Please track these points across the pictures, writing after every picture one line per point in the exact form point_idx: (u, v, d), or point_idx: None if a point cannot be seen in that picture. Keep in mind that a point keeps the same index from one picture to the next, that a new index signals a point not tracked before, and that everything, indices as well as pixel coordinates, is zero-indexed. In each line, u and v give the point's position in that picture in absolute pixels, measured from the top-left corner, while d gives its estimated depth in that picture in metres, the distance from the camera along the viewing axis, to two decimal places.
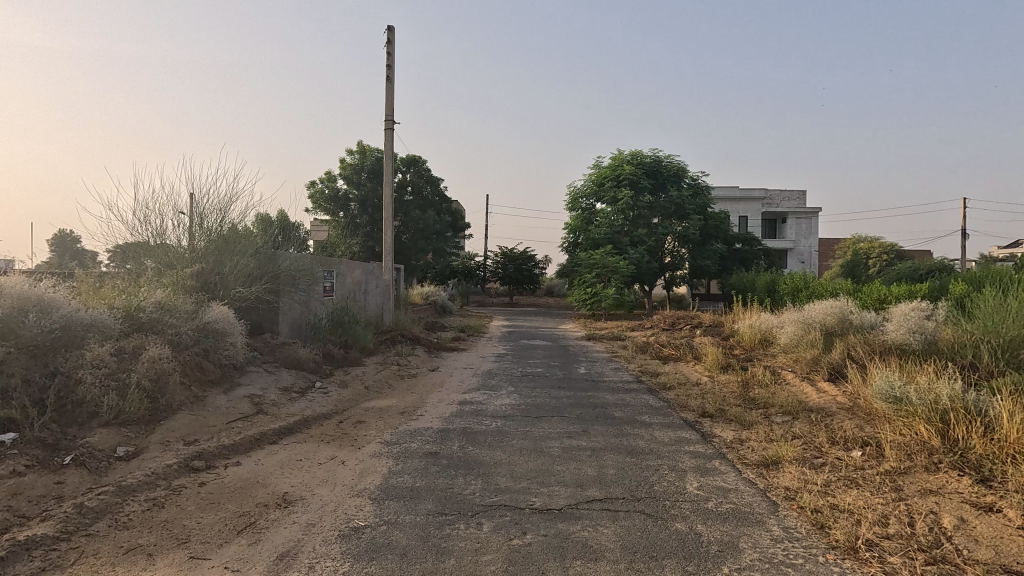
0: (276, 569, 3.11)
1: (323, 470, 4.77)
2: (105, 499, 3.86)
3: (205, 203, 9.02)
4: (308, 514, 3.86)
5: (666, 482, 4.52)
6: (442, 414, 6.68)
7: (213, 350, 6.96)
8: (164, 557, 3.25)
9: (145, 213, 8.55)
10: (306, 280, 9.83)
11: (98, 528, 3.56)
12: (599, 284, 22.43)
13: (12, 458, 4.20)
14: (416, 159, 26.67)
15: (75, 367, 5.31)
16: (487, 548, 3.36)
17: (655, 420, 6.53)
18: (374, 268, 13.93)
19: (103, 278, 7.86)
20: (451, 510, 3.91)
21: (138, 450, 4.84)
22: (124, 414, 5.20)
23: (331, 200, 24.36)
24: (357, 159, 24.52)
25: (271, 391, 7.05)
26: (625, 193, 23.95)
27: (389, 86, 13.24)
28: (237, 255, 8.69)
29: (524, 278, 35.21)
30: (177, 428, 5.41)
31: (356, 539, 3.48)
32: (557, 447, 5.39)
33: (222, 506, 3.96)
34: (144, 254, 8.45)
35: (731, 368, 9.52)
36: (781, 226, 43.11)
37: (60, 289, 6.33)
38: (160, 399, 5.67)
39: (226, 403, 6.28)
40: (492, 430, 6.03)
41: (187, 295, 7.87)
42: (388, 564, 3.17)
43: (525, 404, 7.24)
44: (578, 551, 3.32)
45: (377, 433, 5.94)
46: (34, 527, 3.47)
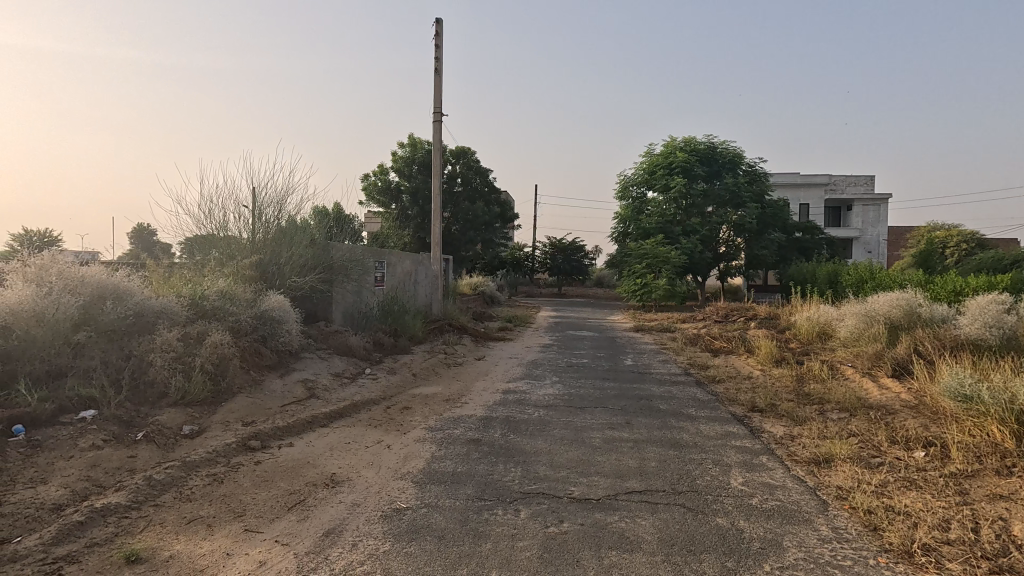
0: (322, 545, 3.27)
1: (369, 453, 4.94)
2: (171, 473, 4.16)
3: (264, 197, 9.44)
4: (354, 495, 4.03)
5: (709, 476, 4.42)
6: (486, 403, 6.78)
7: (270, 337, 7.35)
8: (221, 528, 3.48)
9: (210, 207, 9.05)
10: (358, 271, 10.15)
11: (165, 499, 3.84)
12: (649, 275, 21.93)
13: (91, 432, 4.59)
14: (465, 151, 26.69)
15: (146, 351, 5.72)
16: (523, 534, 3.41)
17: (701, 414, 6.39)
18: (423, 259, 14.24)
19: (171, 269, 8.39)
20: (490, 496, 3.98)
21: (202, 428, 5.19)
22: (189, 396, 5.59)
23: (383, 192, 24.84)
24: (408, 152, 24.86)
25: (323, 376, 7.37)
26: (678, 180, 23.25)
27: (438, 80, 13.40)
28: (293, 247, 9.08)
29: (574, 269, 35.31)
30: (237, 409, 5.76)
31: (397, 520, 3.61)
32: (598, 438, 5.37)
33: (275, 483, 4.19)
34: (209, 246, 8.95)
35: (785, 362, 9.16)
36: (846, 214, 40.89)
37: (134, 279, 6.81)
38: (222, 381, 6.03)
39: (281, 387, 6.61)
40: (534, 420, 6.07)
41: (248, 284, 8.29)
42: (426, 545, 3.27)
43: (568, 395, 7.23)
44: (613, 542, 3.31)
45: (422, 419, 6.11)
46: (110, 495, 3.78)
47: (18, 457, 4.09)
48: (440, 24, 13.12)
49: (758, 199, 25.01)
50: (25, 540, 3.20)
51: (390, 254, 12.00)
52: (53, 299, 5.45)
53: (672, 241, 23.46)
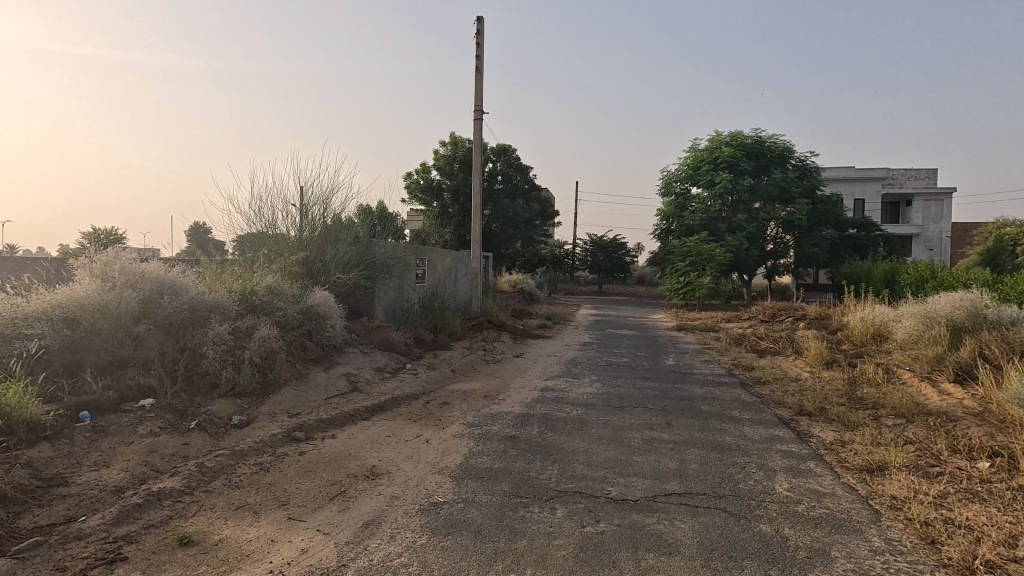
0: (362, 536, 3.35)
1: (408, 447, 5.02)
2: (221, 461, 4.34)
3: (310, 195, 9.72)
4: (393, 488, 4.10)
5: (752, 480, 4.29)
6: (524, 400, 6.78)
7: (315, 331, 7.57)
8: (267, 516, 3.61)
9: (260, 206, 9.40)
10: (400, 268, 10.33)
11: (215, 486, 4.01)
12: (693, 272, 21.49)
13: (149, 420, 4.84)
14: (505, 149, 26.66)
15: (199, 343, 6.00)
16: (559, 532, 3.39)
17: (746, 416, 6.19)
18: (463, 256, 14.36)
19: (224, 265, 8.75)
20: (527, 493, 3.98)
21: (250, 419, 5.40)
22: (239, 387, 5.83)
23: (425, 190, 25.16)
24: (449, 151, 25.09)
25: (365, 370, 7.54)
26: (724, 176, 22.61)
27: (479, 78, 13.47)
28: (338, 244, 9.32)
29: (614, 267, 34.94)
30: (284, 401, 5.96)
31: (434, 513, 3.65)
32: (637, 438, 5.28)
33: (318, 474, 4.31)
34: (259, 243, 9.29)
35: (837, 364, 8.78)
36: (905, 210, 38.83)
37: (189, 275, 7.13)
38: (269, 373, 6.25)
39: (325, 380, 6.80)
40: (571, 418, 6.03)
41: (295, 280, 8.57)
42: (463, 540, 3.29)
43: (607, 394, 7.15)
44: (651, 544, 3.25)
45: (460, 414, 6.16)
46: (165, 480, 3.98)
47: (83, 441, 4.35)
48: (480, 22, 13.18)
49: (810, 194, 24.03)
50: (89, 519, 3.41)
51: (431, 251, 12.16)
52: (116, 294, 5.78)
53: (716, 239, 22.85)
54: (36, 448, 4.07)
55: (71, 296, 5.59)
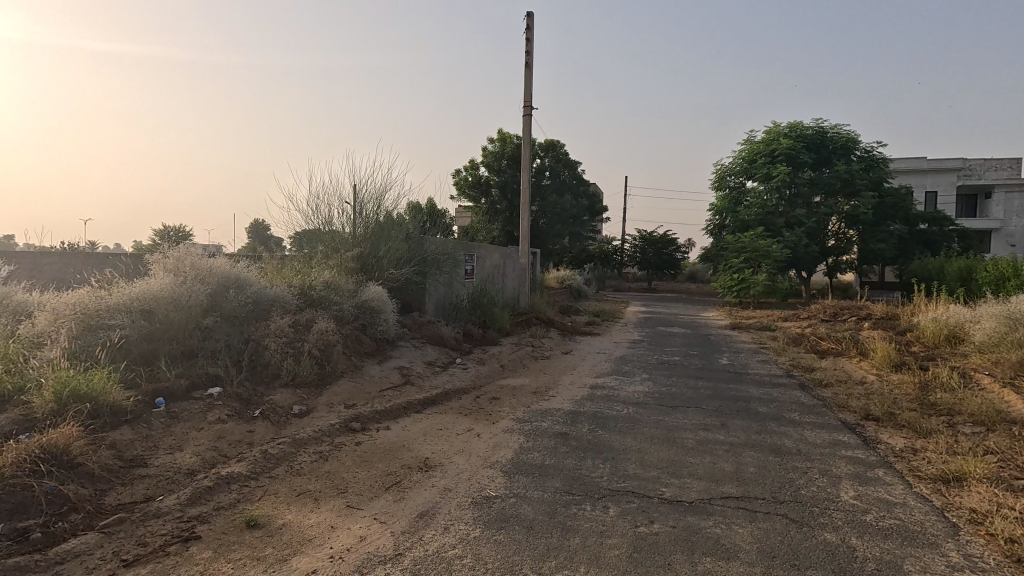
0: (417, 526, 3.43)
1: (460, 441, 5.09)
2: (283, 449, 4.53)
3: (364, 193, 9.98)
4: (445, 480, 4.17)
5: (815, 486, 4.11)
6: (573, 397, 6.74)
7: (369, 325, 7.80)
8: (327, 502, 3.74)
9: (317, 203, 9.74)
10: (450, 264, 10.48)
11: (278, 472, 4.20)
12: (748, 270, 20.80)
13: (217, 407, 5.11)
14: (554, 144, 26.54)
15: (262, 335, 6.28)
16: (612, 531, 3.36)
17: (806, 419, 5.94)
18: (512, 252, 14.42)
19: (284, 261, 9.13)
20: (579, 491, 3.96)
21: (309, 408, 5.61)
22: (299, 378, 6.08)
23: (473, 187, 25.41)
24: (498, 147, 25.19)
25: (417, 364, 7.70)
26: (782, 168, 21.70)
27: (528, 73, 13.45)
28: (390, 240, 9.54)
29: (664, 263, 34.23)
30: (340, 392, 6.16)
31: (487, 507, 3.69)
32: (691, 439, 5.16)
33: (373, 464, 4.44)
34: (316, 239, 9.63)
35: (906, 367, 8.29)
36: (984, 203, 36.16)
37: (253, 270, 7.47)
38: (327, 365, 6.47)
39: (379, 373, 6.99)
40: (622, 416, 5.95)
41: (350, 275, 8.83)
42: (515, 534, 3.31)
43: (659, 393, 7.02)
44: (708, 548, 3.17)
45: (510, 410, 6.20)
46: (233, 465, 4.19)
47: (159, 425, 4.63)
48: (530, 18, 13.13)
49: (876, 186, 22.74)
50: (166, 499, 3.63)
51: (480, 247, 12.27)
52: (187, 288, 6.12)
53: (773, 234, 21.98)
54: (118, 431, 4.37)
55: (148, 289, 5.97)
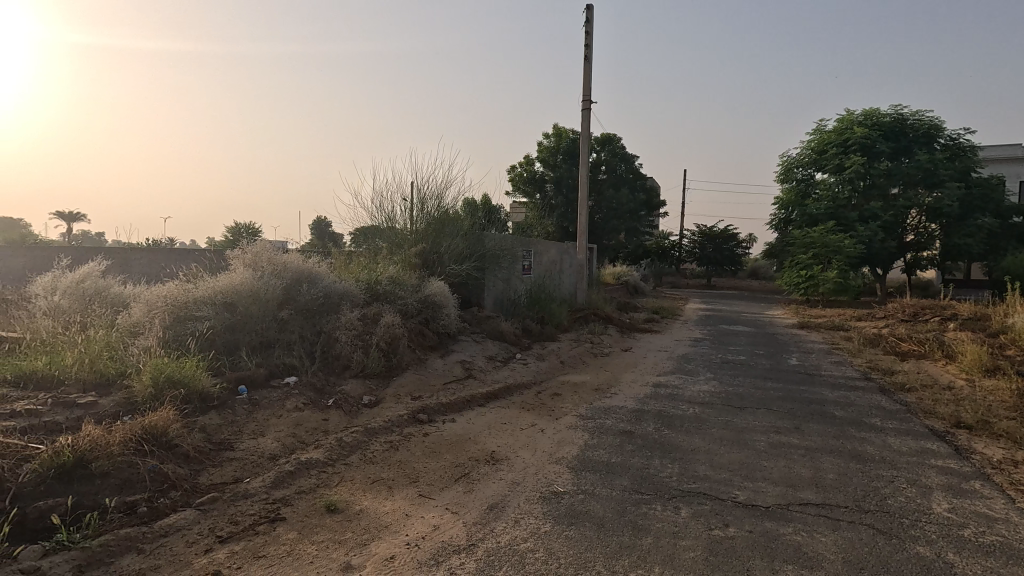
0: (488, 518, 3.48)
1: (524, 435, 5.13)
2: (356, 437, 4.71)
3: (426, 190, 10.18)
4: (513, 473, 4.22)
5: (903, 497, 3.87)
6: (636, 395, 6.65)
7: (432, 319, 7.97)
8: (400, 491, 3.86)
9: (381, 201, 10.03)
10: (508, 260, 10.56)
11: (353, 459, 4.37)
12: (817, 266, 19.81)
13: (294, 396, 5.37)
14: (610, 138, 26.13)
15: (333, 328, 6.54)
16: (685, 533, 3.29)
17: (889, 425, 5.61)
18: (569, 248, 14.34)
19: (350, 256, 9.46)
20: (648, 490, 3.90)
21: (378, 399, 5.81)
22: (368, 369, 6.30)
23: (529, 182, 25.40)
24: (553, 142, 25.06)
25: (479, 358, 7.81)
26: (855, 159, 20.48)
27: (587, 67, 13.30)
28: (451, 236, 9.71)
29: (725, 259, 33.09)
30: (406, 384, 6.34)
31: (556, 502, 3.71)
32: (763, 442, 4.98)
33: (442, 455, 4.54)
34: (379, 236, 9.91)
35: (1001, 371, 7.66)
36: None
37: (323, 265, 7.79)
38: (393, 358, 6.67)
39: (442, 366, 7.14)
40: (688, 416, 5.82)
41: (412, 270, 9.05)
42: (586, 531, 3.31)
43: (726, 393, 6.81)
44: (789, 555, 3.05)
45: (572, 406, 6.18)
46: (311, 451, 4.39)
47: (243, 411, 4.92)
48: (589, 9, 12.94)
49: (962, 176, 21.09)
50: (253, 481, 3.86)
51: (538, 243, 12.28)
52: (264, 282, 6.46)
53: (845, 229, 20.86)
54: (207, 415, 4.67)
55: (230, 283, 6.33)
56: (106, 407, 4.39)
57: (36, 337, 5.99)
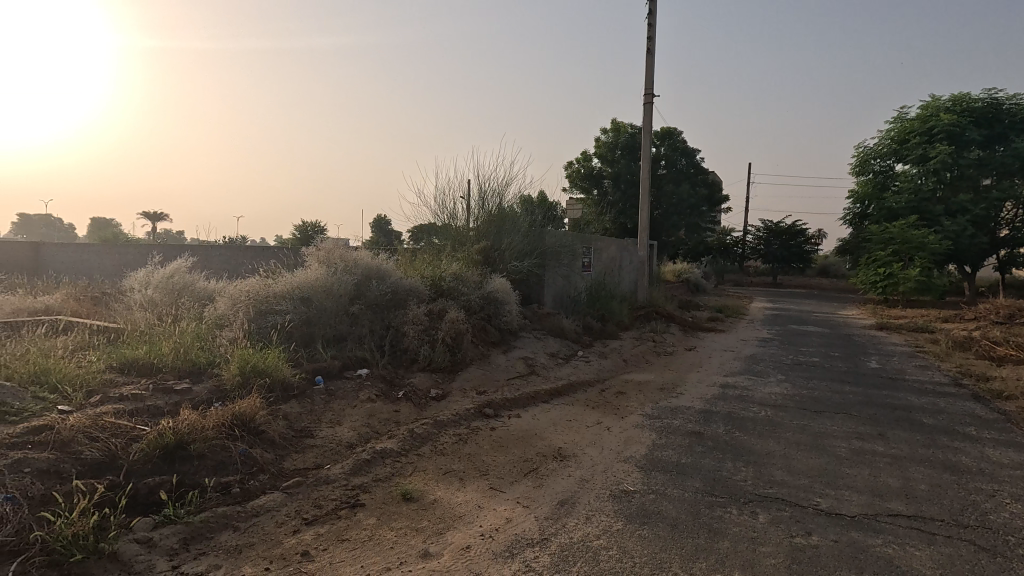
0: (559, 513, 3.51)
1: (591, 433, 5.12)
2: (427, 429, 4.84)
3: (487, 187, 10.30)
4: (581, 470, 4.22)
5: (1006, 513, 3.58)
6: (704, 395, 6.48)
7: (494, 315, 8.07)
8: (471, 483, 3.95)
9: (443, 199, 10.24)
10: (568, 257, 10.52)
11: (424, 450, 4.50)
12: (896, 263, 18.60)
13: (367, 387, 5.58)
14: (671, 132, 25.49)
15: (401, 323, 6.75)
16: (765, 539, 3.19)
17: (986, 435, 5.20)
18: (629, 244, 14.12)
19: (414, 253, 9.72)
20: (722, 493, 3.80)
21: (445, 392, 5.95)
22: (435, 363, 6.46)
23: (586, 178, 25.18)
24: (611, 138, 24.74)
25: (541, 355, 7.84)
26: (941, 148, 19.02)
27: (649, 59, 13.02)
28: (512, 234, 9.79)
29: (792, 256, 31.57)
30: (471, 379, 6.45)
31: (627, 501, 3.67)
32: (844, 448, 4.74)
33: (510, 450, 4.60)
34: (442, 233, 10.13)
35: None
36: None
37: (390, 262, 8.04)
38: (458, 352, 6.80)
39: (505, 361, 7.22)
40: (761, 418, 5.61)
41: (474, 266, 9.20)
42: (660, 531, 3.27)
43: (800, 396, 6.52)
44: (878, 568, 2.91)
45: (638, 405, 6.10)
46: (385, 441, 4.56)
47: (320, 401, 5.16)
48: (651, 2, 12.67)
49: None
50: (333, 468, 4.04)
51: (598, 239, 12.16)
52: (337, 278, 6.76)
53: (929, 224, 19.64)
54: (289, 404, 4.93)
55: (306, 279, 6.66)
56: (200, 393, 4.72)
57: (135, 327, 6.52)
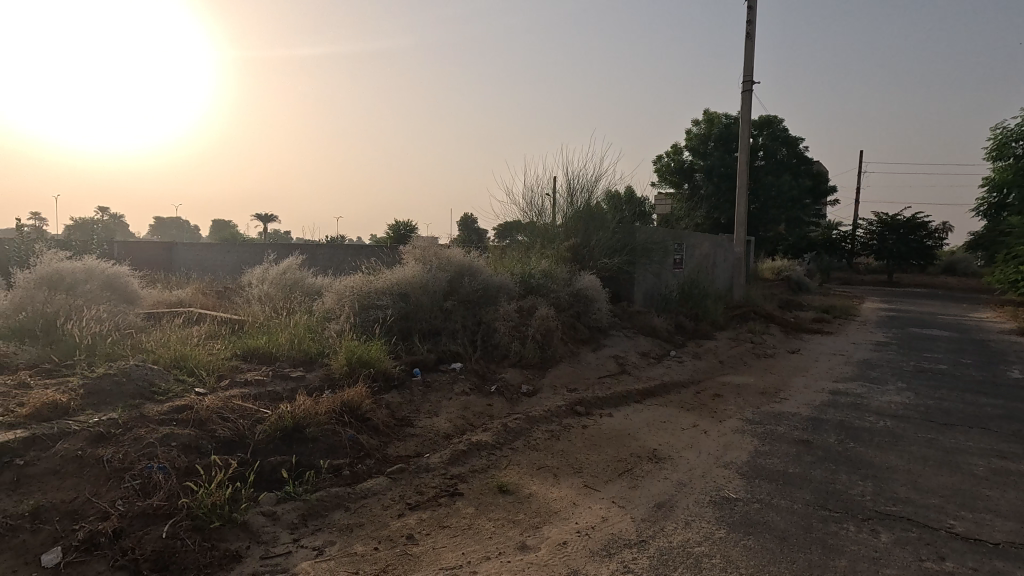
0: (656, 516, 3.43)
1: (687, 436, 4.95)
2: (520, 424, 4.91)
3: (575, 184, 10.24)
4: (678, 474, 4.09)
5: None
6: (811, 402, 6.05)
7: (584, 313, 8.02)
8: (565, 479, 3.96)
9: (531, 196, 10.33)
10: (660, 253, 10.22)
11: (518, 445, 4.57)
12: None
13: (461, 381, 5.75)
14: (770, 120, 24.00)
15: (492, 319, 6.89)
16: (888, 561, 2.93)
17: None
18: (724, 241, 13.46)
19: (503, 250, 9.88)
20: (837, 507, 3.54)
21: (536, 389, 6.00)
22: (525, 360, 6.53)
23: (676, 172, 24.31)
24: (703, 129, 23.72)
25: (632, 354, 7.69)
26: None
27: (749, 45, 12.31)
28: (601, 230, 9.67)
29: (912, 251, 28.56)
30: (562, 376, 6.46)
31: (729, 509, 3.52)
32: (982, 467, 4.23)
33: (604, 449, 4.56)
34: (530, 231, 10.20)
35: None
36: None
37: (481, 259, 8.22)
38: (548, 349, 6.83)
39: (595, 359, 7.15)
40: (879, 429, 5.15)
41: (563, 263, 9.19)
42: (767, 543, 3.10)
43: (925, 407, 5.90)
44: None
45: (737, 409, 5.81)
46: (480, 433, 4.68)
47: (419, 392, 5.40)
48: None
49: None
50: (433, 457, 4.22)
51: (691, 236, 11.71)
52: (432, 275, 7.02)
53: None
54: (390, 394, 5.21)
55: (403, 276, 6.99)
56: (312, 381, 5.11)
57: (255, 319, 7.17)
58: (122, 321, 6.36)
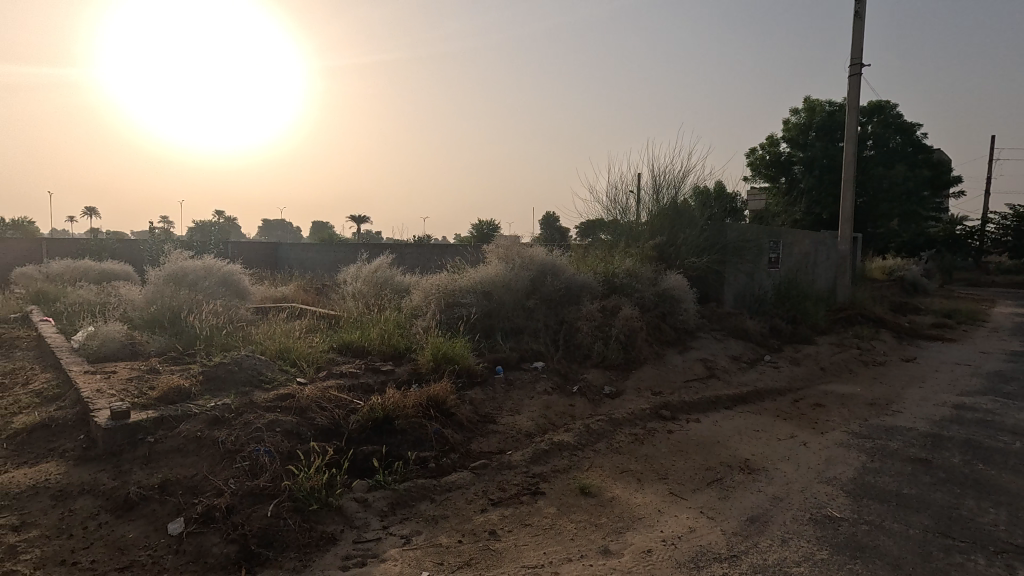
0: (749, 530, 3.23)
1: (784, 447, 4.62)
2: (603, 426, 4.83)
3: (661, 180, 9.92)
4: (774, 487, 3.83)
5: None
6: (930, 416, 5.45)
7: (670, 314, 7.74)
8: (649, 485, 3.84)
9: (615, 194, 10.13)
10: (753, 252, 9.66)
11: (600, 447, 4.50)
12: None
13: (543, 380, 5.75)
14: (882, 106, 21.95)
15: (575, 319, 6.82)
16: None
17: None
18: (826, 238, 12.47)
19: (586, 249, 9.76)
20: (963, 536, 3.16)
21: (619, 391, 5.87)
22: (609, 360, 6.40)
23: (772, 165, 22.85)
24: (803, 118, 22.11)
25: (721, 357, 7.32)
26: None
27: (858, 25, 11.30)
28: (689, 228, 9.29)
29: None
30: (646, 378, 6.28)
31: (833, 529, 3.25)
32: None
33: (691, 456, 4.37)
34: (614, 229, 10.00)
35: None
36: None
37: (563, 258, 8.17)
38: (632, 351, 6.66)
39: (682, 362, 6.88)
40: (1015, 451, 4.54)
41: (648, 263, 8.93)
42: (878, 570, 2.82)
43: None
44: None
45: (842, 420, 5.35)
46: (562, 433, 4.65)
47: (501, 389, 5.46)
48: None
49: None
50: (515, 454, 4.24)
51: (788, 233, 10.96)
52: (515, 274, 7.08)
53: None
54: (474, 390, 5.30)
55: (487, 275, 7.10)
56: (400, 375, 5.32)
57: (349, 315, 7.58)
58: (235, 315, 6.97)
